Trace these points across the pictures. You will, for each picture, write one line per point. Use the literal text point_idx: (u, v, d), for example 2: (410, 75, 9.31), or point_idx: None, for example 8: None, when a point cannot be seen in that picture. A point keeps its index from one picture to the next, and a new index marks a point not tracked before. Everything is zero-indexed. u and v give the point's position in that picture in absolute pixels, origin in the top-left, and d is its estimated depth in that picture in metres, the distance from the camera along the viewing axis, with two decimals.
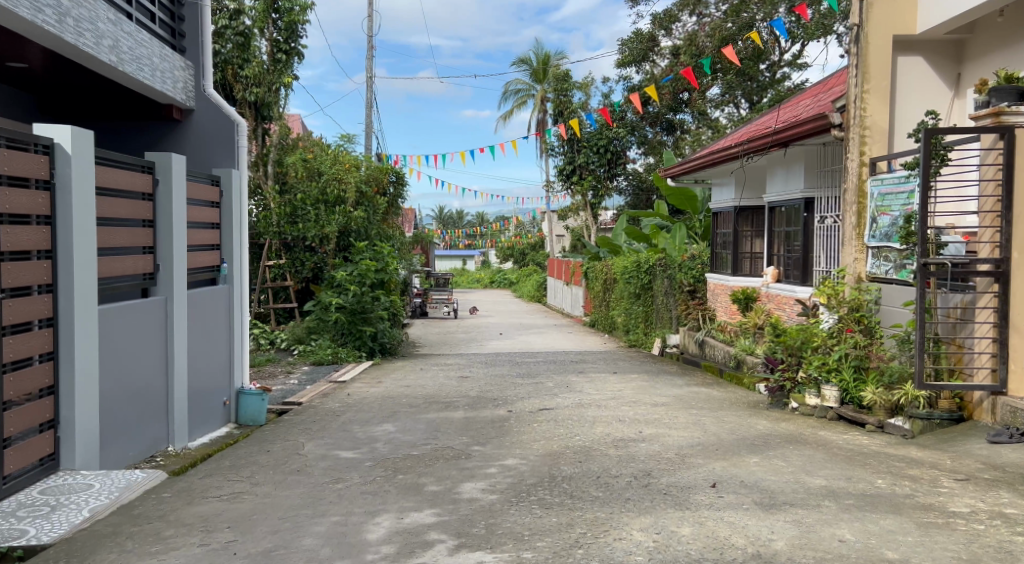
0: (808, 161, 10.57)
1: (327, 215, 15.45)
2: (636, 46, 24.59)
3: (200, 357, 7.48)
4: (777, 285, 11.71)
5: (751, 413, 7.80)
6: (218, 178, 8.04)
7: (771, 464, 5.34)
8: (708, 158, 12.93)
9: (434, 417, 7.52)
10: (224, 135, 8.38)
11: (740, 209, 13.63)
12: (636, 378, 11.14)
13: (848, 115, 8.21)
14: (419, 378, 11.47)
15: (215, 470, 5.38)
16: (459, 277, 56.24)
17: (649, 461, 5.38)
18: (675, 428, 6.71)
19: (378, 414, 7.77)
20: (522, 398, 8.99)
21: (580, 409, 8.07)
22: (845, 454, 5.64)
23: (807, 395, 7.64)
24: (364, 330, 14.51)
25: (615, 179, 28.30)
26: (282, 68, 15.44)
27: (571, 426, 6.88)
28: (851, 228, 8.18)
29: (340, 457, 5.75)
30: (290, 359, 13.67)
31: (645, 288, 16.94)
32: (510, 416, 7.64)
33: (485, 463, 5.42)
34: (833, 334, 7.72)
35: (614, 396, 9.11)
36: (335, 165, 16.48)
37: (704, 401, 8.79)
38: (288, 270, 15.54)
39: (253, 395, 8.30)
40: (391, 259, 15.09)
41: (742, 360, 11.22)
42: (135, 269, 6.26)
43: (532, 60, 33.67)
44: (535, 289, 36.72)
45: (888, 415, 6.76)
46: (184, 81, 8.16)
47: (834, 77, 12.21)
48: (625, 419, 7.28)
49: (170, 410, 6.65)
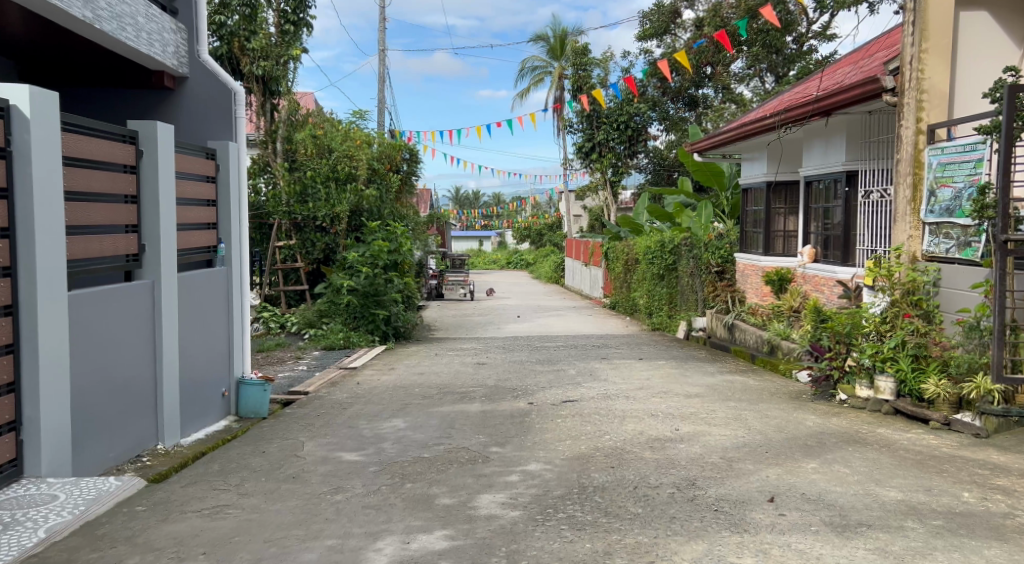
0: (851, 131, 9.79)
1: (339, 194, 15.02)
2: (657, 18, 23.69)
3: (194, 346, 6.91)
4: (815, 266, 10.97)
5: (795, 406, 7.12)
6: (212, 151, 7.44)
7: (832, 471, 4.67)
8: (740, 130, 12.12)
9: (449, 411, 6.91)
10: (221, 105, 7.74)
11: (772, 184, 12.78)
12: (663, 365, 10.47)
13: (904, 78, 7.42)
14: (434, 364, 10.88)
15: (201, 476, 4.80)
16: (476, 258, 55.63)
17: (690, 468, 4.73)
18: (716, 425, 6.05)
19: (388, 408, 7.15)
20: (544, 389, 8.35)
21: (606, 401, 7.42)
22: (914, 458, 4.95)
23: (858, 387, 6.95)
24: (378, 314, 13.83)
25: (636, 157, 27.48)
26: (290, 40, 14.74)
27: (599, 422, 6.23)
28: (906, 202, 7.39)
29: (342, 460, 5.14)
30: (301, 343, 13.11)
31: (669, 269, 16.22)
32: (531, 410, 7.01)
33: (505, 469, 4.79)
34: (887, 319, 6.97)
35: (643, 386, 8.46)
36: (345, 142, 15.97)
37: (740, 391, 8.11)
38: (298, 251, 14.89)
39: (254, 385, 7.74)
40: (405, 238, 14.46)
41: (776, 346, 10.53)
42: (115, 251, 5.66)
43: (549, 36, 32.76)
44: (552, 269, 36.03)
45: (953, 411, 6.07)
46: (177, 46, 7.51)
47: (879, 41, 11.34)
48: (658, 414, 6.62)
49: (158, 405, 6.10)
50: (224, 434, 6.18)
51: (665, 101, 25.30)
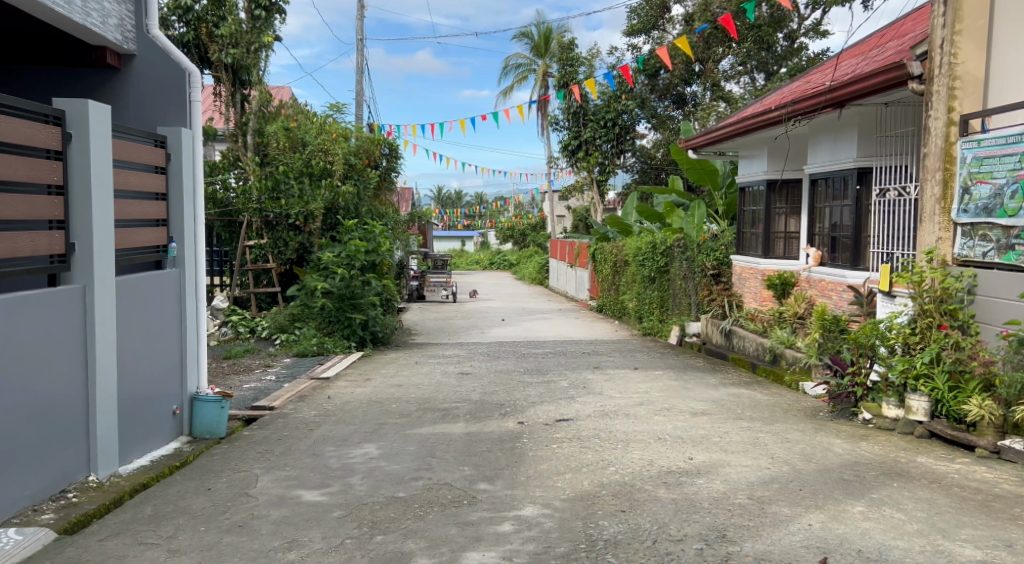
0: (863, 125, 9.12)
1: (313, 190, 14.11)
2: (645, 14, 23.03)
3: (136, 360, 6.06)
4: (821, 269, 10.30)
5: (815, 426, 6.43)
6: (162, 138, 6.62)
7: (884, 515, 3.95)
8: (740, 125, 11.43)
9: (429, 434, 6.12)
10: (173, 86, 6.92)
11: (775, 182, 12.07)
12: (661, 376, 9.76)
13: (933, 63, 6.76)
14: (413, 375, 10.05)
15: (127, 525, 4.00)
16: (458, 260, 54.79)
17: (716, 513, 4.01)
18: (734, 453, 5.33)
19: (360, 430, 6.33)
20: (534, 405, 7.57)
21: (605, 421, 6.67)
22: (972, 498, 4.22)
23: (885, 406, 6.25)
24: (354, 318, 12.97)
25: (623, 156, 26.76)
26: (260, 26, 14.20)
27: (600, 449, 5.48)
28: (935, 200, 6.71)
29: (301, 502, 4.33)
30: (271, 350, 12.26)
31: (661, 271, 15.52)
32: (522, 431, 6.25)
33: (496, 515, 4.02)
34: (917, 330, 6.30)
35: (642, 401, 7.72)
36: (321, 135, 15.22)
37: (751, 408, 7.39)
38: (269, 251, 13.93)
39: (211, 402, 6.92)
40: (384, 238, 13.60)
41: (779, 354, 9.90)
42: (35, 249, 4.80)
43: (533, 34, 32.00)
44: (536, 271, 35.27)
45: (999, 437, 5.42)
46: (122, 18, 6.68)
47: (876, 38, 10.82)
48: (666, 437, 5.90)
49: (92, 430, 5.24)
50: (172, 461, 5.40)
51: (652, 98, 24.61)
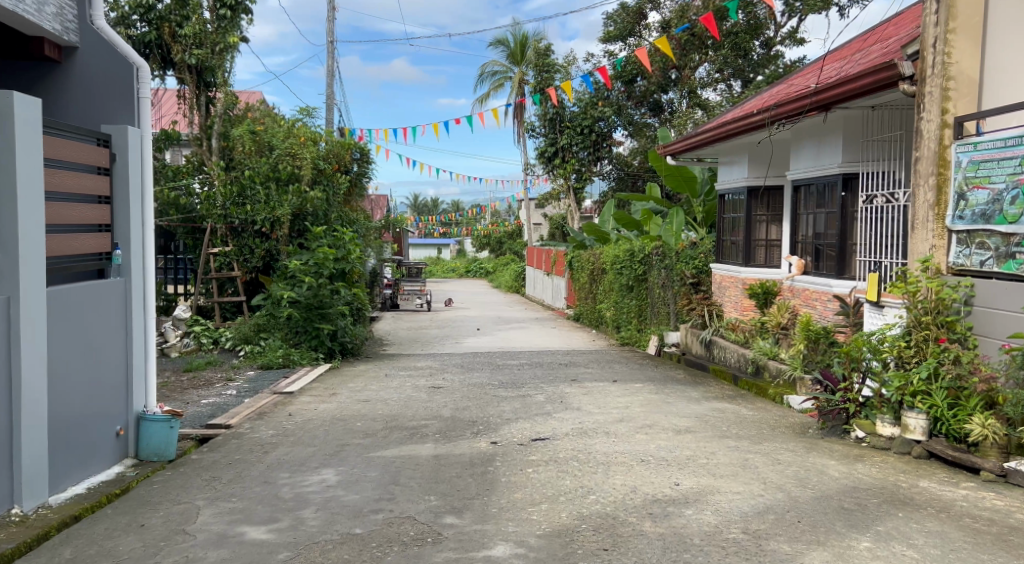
0: (849, 129, 8.87)
1: (279, 196, 13.49)
2: (621, 20, 22.80)
3: (72, 377, 5.54)
4: (804, 279, 10.01)
5: (806, 445, 6.07)
6: (106, 137, 6.11)
7: (893, 552, 3.57)
8: (721, 130, 11.10)
9: (394, 457, 5.66)
10: (119, 81, 6.40)
11: (756, 189, 11.75)
12: (641, 389, 9.38)
13: (925, 64, 6.46)
14: (382, 389, 9.55)
15: None
16: (434, 268, 54.27)
17: (708, 551, 3.61)
18: (723, 477, 4.95)
19: (319, 453, 5.84)
20: (509, 422, 7.13)
21: (583, 440, 6.26)
22: (987, 530, 3.86)
23: (881, 424, 5.94)
24: (322, 328, 12.41)
25: (600, 163, 26.48)
26: (226, 26, 13.79)
27: (579, 474, 5.05)
28: (928, 207, 6.40)
29: (243, 541, 3.86)
30: (234, 362, 11.72)
31: (639, 279, 15.20)
32: (495, 453, 5.80)
33: (463, 556, 3.58)
34: (911, 343, 5.95)
35: (622, 417, 7.31)
36: (289, 139, 14.40)
37: (736, 424, 7.02)
38: (234, 258, 13.33)
39: (159, 423, 6.37)
40: (354, 245, 13.07)
41: (762, 366, 9.62)
42: None
43: (509, 42, 31.72)
44: (513, 279, 34.85)
45: (1003, 458, 5.12)
46: (62, 6, 6.17)
47: (857, 42, 10.56)
48: (649, 459, 5.51)
49: (16, 458, 4.71)
50: (115, 485, 4.89)
51: (629, 106, 24.35)
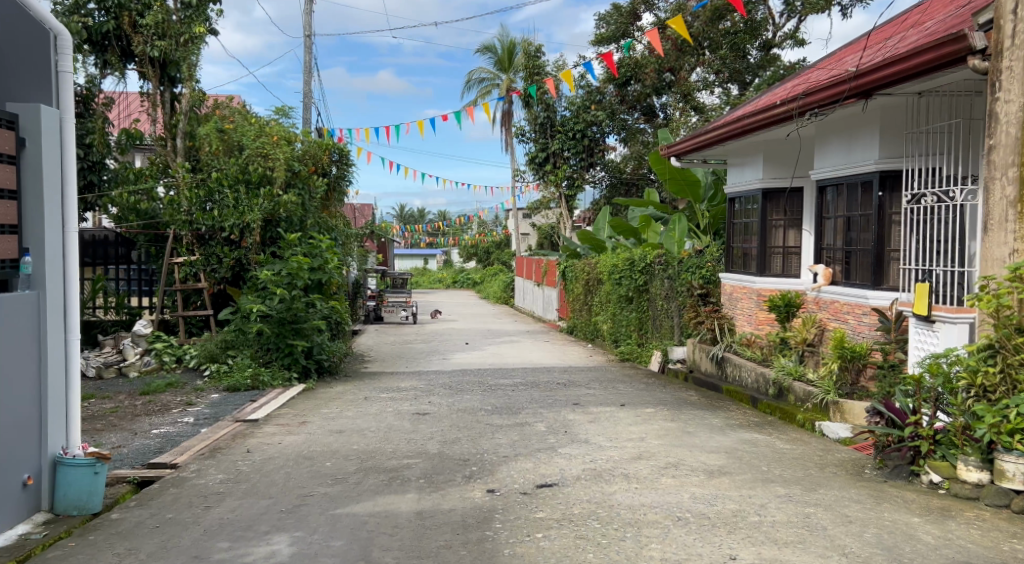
0: (887, 122, 7.89)
1: (250, 199, 12.12)
2: (614, 21, 21.86)
3: None
4: (832, 289, 8.95)
5: (874, 492, 5.00)
6: (10, 117, 4.96)
7: None
8: (735, 125, 10.04)
9: (368, 514, 4.53)
10: (34, 53, 5.31)
11: (772, 191, 10.73)
12: (655, 414, 8.27)
13: (1001, 33, 5.44)
14: (359, 417, 8.36)
15: None
16: (421, 279, 53.13)
17: None
18: (789, 547, 3.87)
19: (274, 509, 4.70)
20: (506, 461, 5.98)
21: (600, 486, 5.16)
22: None
23: (961, 467, 4.94)
24: (296, 345, 11.15)
25: (592, 169, 25.46)
26: (193, 16, 12.77)
27: (604, 543, 3.94)
28: (1007, 204, 5.42)
29: None
30: (198, 384, 10.54)
31: (640, 290, 14.13)
32: (494, 507, 4.67)
33: None
34: (999, 367, 4.85)
35: (639, 453, 6.21)
36: (260, 137, 12.69)
37: (777, 463, 5.91)
38: (200, 268, 12.13)
39: (80, 467, 5.19)
40: (331, 254, 11.87)
41: (786, 388, 8.50)
42: None
43: (497, 47, 30.78)
44: (502, 290, 33.75)
45: None
46: None
47: (886, 29, 9.60)
48: (687, 517, 4.40)
49: None
50: None
51: (622, 110, 23.25)
